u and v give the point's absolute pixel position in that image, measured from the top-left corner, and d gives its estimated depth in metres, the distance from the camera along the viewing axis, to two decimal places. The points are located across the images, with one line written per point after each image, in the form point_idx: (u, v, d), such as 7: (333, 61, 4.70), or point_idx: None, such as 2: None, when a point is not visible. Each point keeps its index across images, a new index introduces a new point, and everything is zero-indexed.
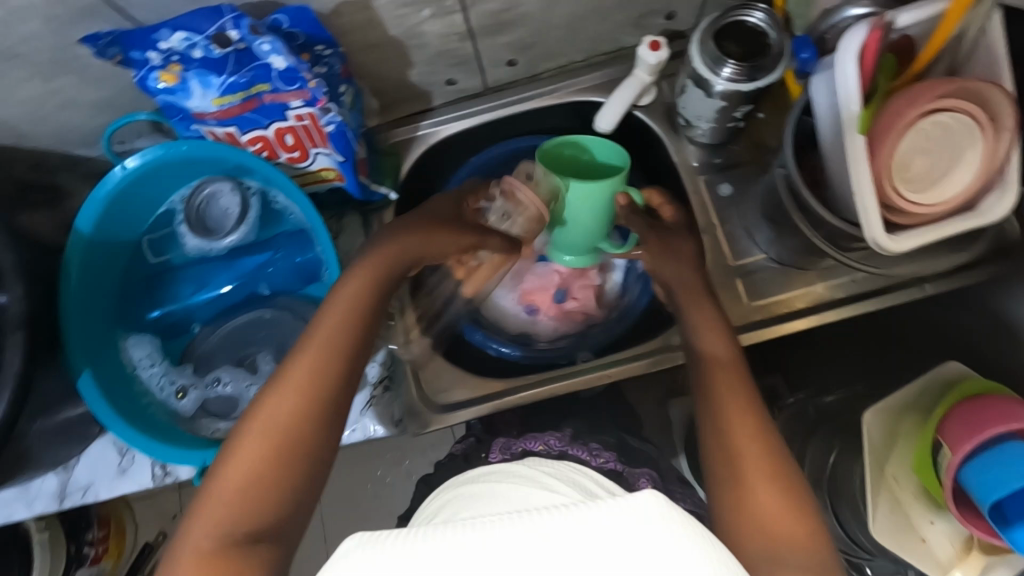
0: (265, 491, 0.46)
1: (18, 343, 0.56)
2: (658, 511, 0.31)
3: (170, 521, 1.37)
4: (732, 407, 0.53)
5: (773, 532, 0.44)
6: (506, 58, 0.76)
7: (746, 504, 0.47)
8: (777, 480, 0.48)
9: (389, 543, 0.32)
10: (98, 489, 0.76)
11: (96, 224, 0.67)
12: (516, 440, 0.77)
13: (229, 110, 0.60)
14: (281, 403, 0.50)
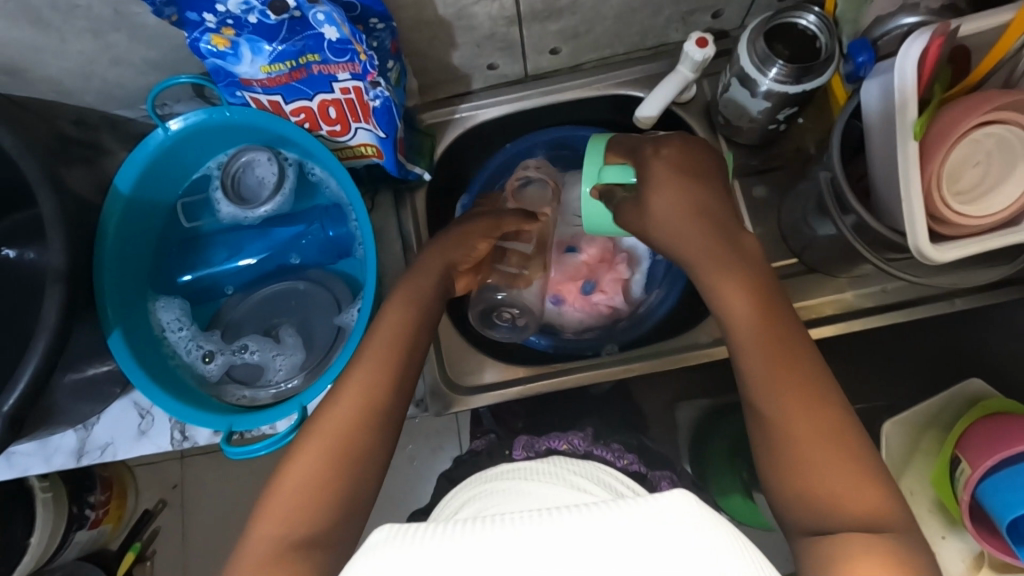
0: (323, 500, 0.48)
1: (57, 296, 0.56)
2: (683, 508, 0.32)
3: (171, 490, 1.34)
4: (768, 371, 0.51)
5: (833, 500, 0.45)
6: (550, 46, 0.76)
7: (798, 482, 0.46)
8: (832, 447, 0.47)
9: (417, 537, 0.33)
10: (117, 449, 0.76)
11: (135, 184, 0.67)
12: (538, 437, 0.77)
13: (276, 78, 0.60)
14: (335, 417, 0.52)
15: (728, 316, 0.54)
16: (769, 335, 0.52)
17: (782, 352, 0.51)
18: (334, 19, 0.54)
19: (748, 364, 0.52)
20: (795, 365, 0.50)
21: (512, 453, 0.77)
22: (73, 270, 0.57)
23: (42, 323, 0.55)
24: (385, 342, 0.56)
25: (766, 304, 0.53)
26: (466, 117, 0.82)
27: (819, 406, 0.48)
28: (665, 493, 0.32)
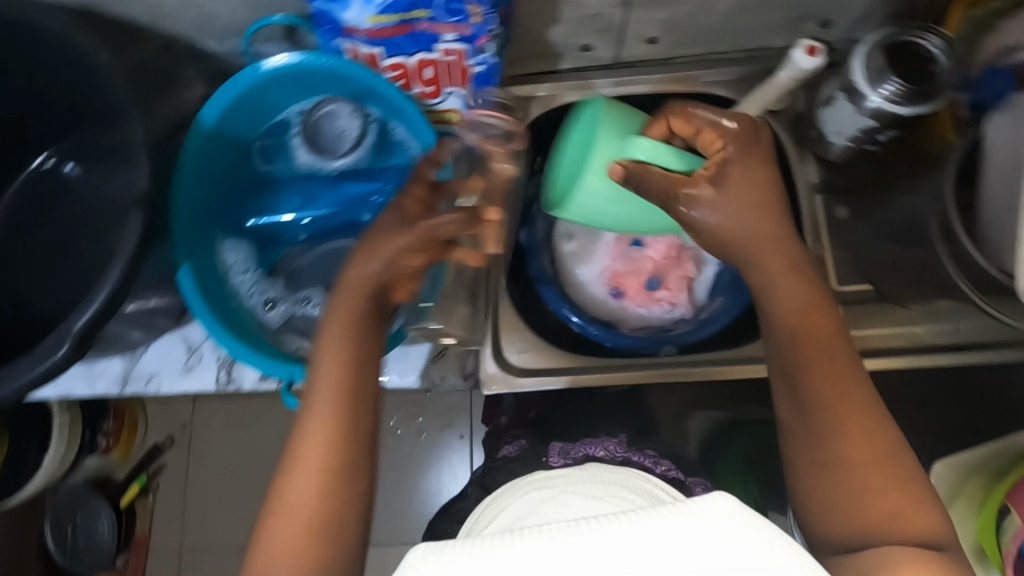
0: (315, 537, 0.51)
1: (138, 220, 0.55)
2: (726, 510, 0.33)
3: (182, 428, 1.35)
4: (813, 361, 0.53)
5: (874, 523, 0.48)
6: (648, 34, 0.74)
7: (839, 483, 0.50)
8: (872, 450, 0.50)
9: (457, 553, 0.34)
10: (161, 381, 0.76)
11: (219, 118, 0.66)
12: (573, 445, 0.80)
13: (381, 30, 0.58)
14: (310, 435, 0.53)
15: (784, 299, 0.54)
16: (811, 328, 0.53)
17: (835, 339, 0.53)
18: None
19: (799, 353, 0.53)
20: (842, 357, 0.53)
21: (548, 458, 0.79)
22: (156, 196, 0.57)
23: (121, 247, 0.55)
24: (331, 359, 0.54)
25: (808, 290, 0.54)
26: (550, 96, 0.79)
27: (863, 392, 0.52)
28: (709, 496, 0.34)
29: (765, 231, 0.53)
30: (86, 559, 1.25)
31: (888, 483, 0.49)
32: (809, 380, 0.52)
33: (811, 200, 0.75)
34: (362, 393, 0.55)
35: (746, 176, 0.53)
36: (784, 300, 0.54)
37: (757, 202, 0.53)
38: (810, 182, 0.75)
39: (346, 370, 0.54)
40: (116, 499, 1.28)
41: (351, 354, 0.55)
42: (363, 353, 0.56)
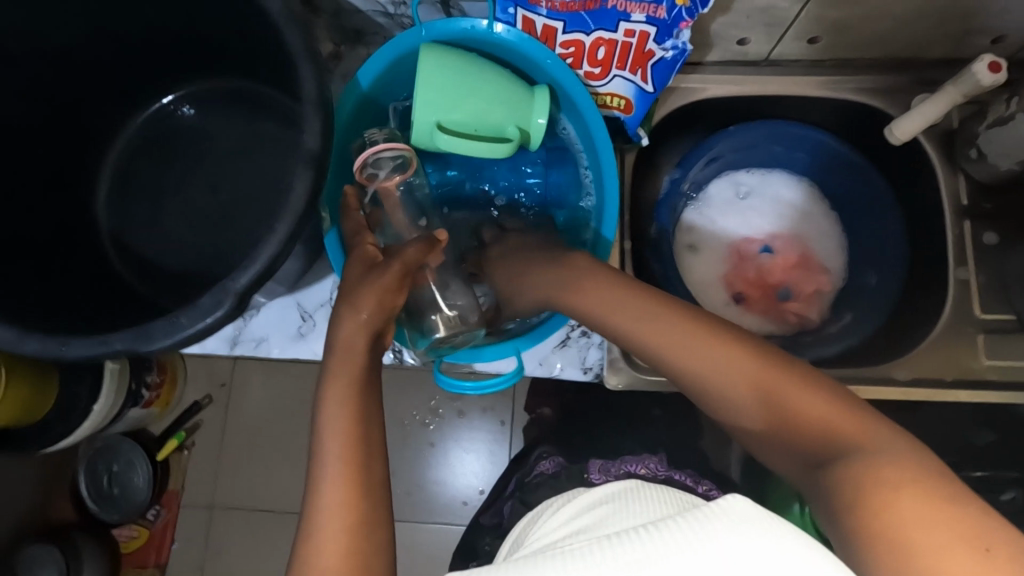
0: (367, 531, 0.47)
1: (307, 181, 0.52)
2: (753, 515, 0.31)
3: (219, 387, 1.32)
4: (796, 413, 0.45)
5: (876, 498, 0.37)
6: (812, 34, 0.69)
7: (869, 525, 0.36)
8: (896, 475, 0.37)
9: None
10: (271, 346, 0.74)
11: (373, 81, 0.64)
12: (615, 462, 0.79)
13: (569, 2, 0.56)
14: (327, 497, 0.48)
15: (734, 383, 0.48)
16: (759, 373, 0.47)
17: (812, 397, 0.45)
18: None
19: (775, 403, 0.46)
20: (780, 377, 0.46)
21: (589, 475, 0.78)
22: (324, 156, 0.53)
23: (287, 205, 0.52)
24: (342, 394, 0.52)
25: (774, 362, 0.48)
26: (693, 89, 0.75)
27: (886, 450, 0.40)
28: (727, 499, 0.32)
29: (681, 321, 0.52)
30: (122, 506, 1.20)
31: (950, 521, 0.34)
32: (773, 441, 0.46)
33: (959, 225, 0.71)
34: (369, 426, 0.52)
35: (599, 283, 0.57)
36: (765, 390, 0.47)
37: (680, 335, 0.51)
38: (960, 204, 0.71)
39: (356, 416, 0.51)
40: (152, 451, 1.22)
41: (357, 398, 0.52)
42: (371, 395, 0.53)
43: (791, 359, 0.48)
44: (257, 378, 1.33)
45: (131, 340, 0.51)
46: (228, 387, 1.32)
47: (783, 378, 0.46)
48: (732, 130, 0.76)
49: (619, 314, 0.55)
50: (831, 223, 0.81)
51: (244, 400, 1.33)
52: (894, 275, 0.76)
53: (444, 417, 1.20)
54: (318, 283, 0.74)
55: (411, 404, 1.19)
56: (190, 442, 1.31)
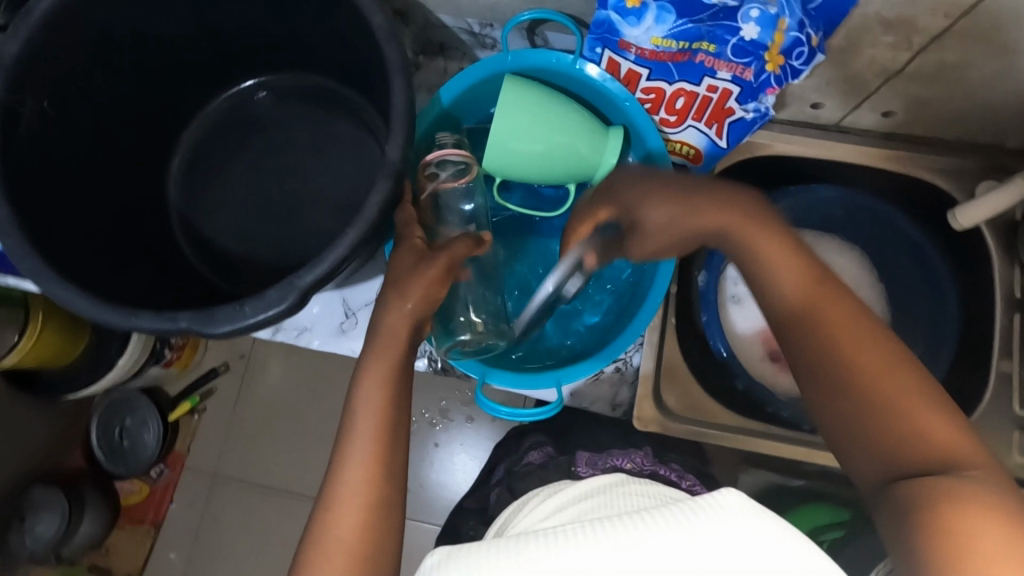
0: (377, 514, 0.51)
1: (384, 191, 0.54)
2: (733, 507, 0.33)
3: (239, 358, 1.30)
4: (897, 412, 0.43)
5: (951, 510, 0.37)
6: (888, 107, 0.69)
7: (947, 541, 0.36)
8: (976, 509, 0.37)
9: (468, 555, 0.35)
10: (312, 337, 0.76)
11: (454, 98, 0.66)
12: (602, 456, 0.73)
13: (658, 52, 0.57)
14: (350, 474, 0.51)
15: (850, 351, 0.46)
16: (870, 356, 0.45)
17: (919, 403, 0.43)
18: (772, 20, 0.50)
19: (870, 394, 0.44)
20: (886, 371, 0.44)
21: (576, 467, 0.71)
22: (403, 169, 0.55)
23: (362, 212, 0.54)
24: (377, 382, 0.54)
25: (893, 354, 0.45)
26: (760, 144, 0.76)
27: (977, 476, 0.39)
28: (717, 492, 0.34)
29: (810, 289, 0.49)
30: (128, 461, 1.20)
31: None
32: (858, 421, 0.44)
33: (1010, 318, 0.70)
34: (398, 421, 0.54)
35: (744, 223, 0.52)
36: (871, 377, 0.44)
37: (819, 295, 0.49)
38: (1014, 297, 0.70)
39: (386, 410, 0.53)
40: (165, 411, 1.23)
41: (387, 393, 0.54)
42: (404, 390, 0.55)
43: (904, 353, 0.45)
44: (276, 357, 1.30)
45: (196, 320, 0.53)
46: (247, 357, 1.30)
47: (893, 369, 0.44)
48: (792, 189, 0.79)
49: (772, 271, 0.51)
50: (878, 292, 0.79)
51: (262, 375, 1.30)
52: (938, 358, 0.75)
53: (452, 421, 1.14)
54: (366, 282, 0.76)
55: (423, 403, 1.15)
56: (201, 407, 1.30)
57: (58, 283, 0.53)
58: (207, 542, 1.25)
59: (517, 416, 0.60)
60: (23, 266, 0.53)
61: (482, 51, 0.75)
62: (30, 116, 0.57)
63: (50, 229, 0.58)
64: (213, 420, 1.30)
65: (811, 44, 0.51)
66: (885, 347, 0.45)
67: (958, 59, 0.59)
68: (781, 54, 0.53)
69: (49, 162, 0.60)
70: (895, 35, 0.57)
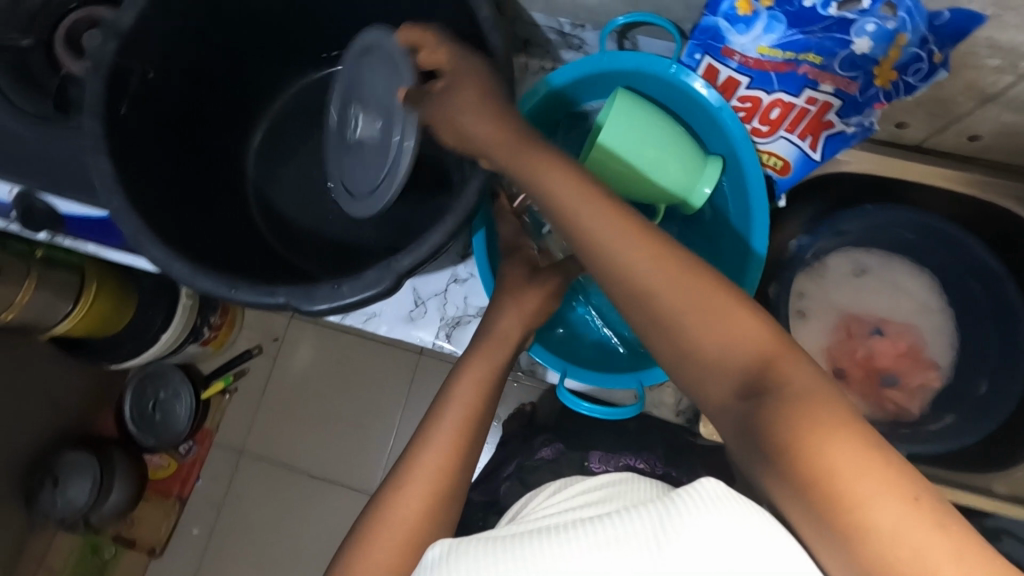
0: (443, 505, 0.53)
1: (483, 181, 0.55)
2: (716, 495, 0.36)
3: (272, 340, 1.32)
4: (822, 432, 0.39)
5: (833, 465, 0.37)
6: (974, 131, 0.69)
7: (828, 501, 0.37)
8: (828, 419, 0.39)
9: (468, 551, 0.39)
10: (379, 323, 0.77)
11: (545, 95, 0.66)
12: (615, 455, 0.77)
13: (762, 62, 0.57)
14: (426, 459, 0.54)
15: (671, 295, 0.46)
16: (729, 313, 0.45)
17: (833, 430, 0.38)
18: (888, 35, 0.50)
19: (753, 373, 0.43)
20: (808, 405, 0.40)
21: (588, 463, 0.76)
22: None
23: (459, 200, 0.54)
24: (473, 377, 0.58)
25: (687, 258, 0.47)
26: (838, 161, 0.76)
27: (863, 440, 0.38)
28: (698, 482, 0.37)
29: (676, 268, 0.46)
30: (159, 434, 1.21)
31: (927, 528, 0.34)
32: (779, 439, 0.40)
33: None
34: (476, 423, 0.57)
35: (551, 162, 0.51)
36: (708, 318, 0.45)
37: (628, 222, 0.48)
38: None
39: (468, 412, 0.57)
40: (199, 389, 1.25)
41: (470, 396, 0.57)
42: (487, 395, 0.58)
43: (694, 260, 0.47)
44: (310, 339, 1.32)
45: (294, 295, 0.53)
46: (281, 340, 1.31)
47: (795, 390, 0.41)
48: (866, 208, 0.78)
49: (547, 180, 0.51)
50: (945, 318, 0.79)
51: (292, 357, 1.32)
52: (1001, 387, 0.75)
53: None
54: (435, 273, 0.76)
55: None
56: (233, 387, 1.32)
57: (156, 247, 0.54)
58: (230, 517, 1.27)
59: (606, 414, 0.61)
60: (123, 229, 0.54)
61: (566, 51, 0.77)
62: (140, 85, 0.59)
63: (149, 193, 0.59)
64: (245, 399, 1.31)
65: (932, 61, 0.50)
66: (753, 326, 0.45)
67: None
68: (893, 70, 0.53)
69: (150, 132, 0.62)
70: (1001, 60, 0.57)
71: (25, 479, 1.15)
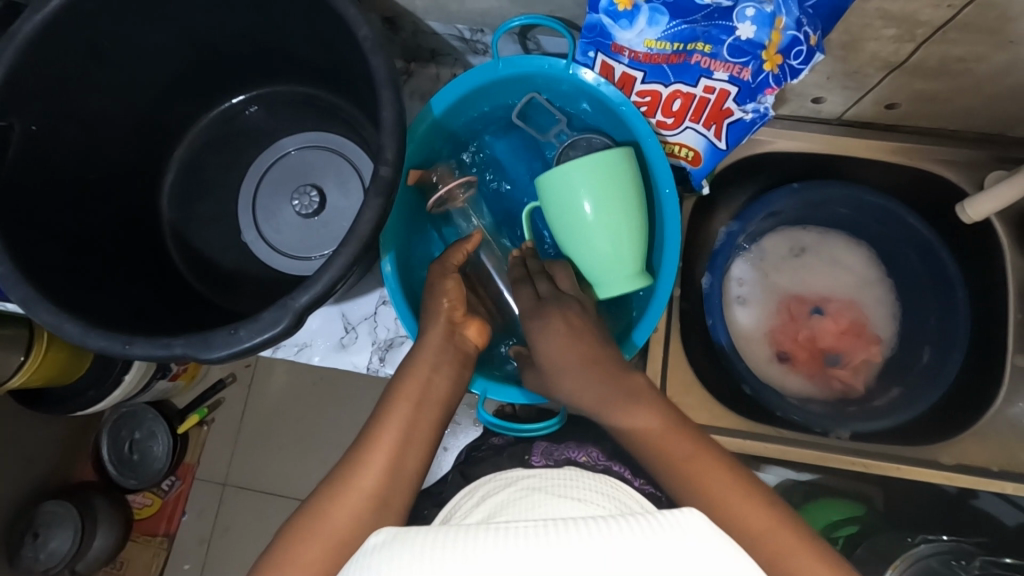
0: (409, 448, 0.55)
1: (375, 209, 0.52)
2: (684, 521, 0.34)
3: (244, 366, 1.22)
4: (728, 497, 0.46)
5: (756, 538, 0.44)
6: (892, 101, 0.67)
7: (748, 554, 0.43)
8: (755, 511, 0.45)
9: (413, 539, 0.35)
10: (313, 353, 0.75)
11: (445, 108, 0.66)
12: (559, 447, 0.74)
13: (653, 55, 0.56)
14: (394, 412, 0.56)
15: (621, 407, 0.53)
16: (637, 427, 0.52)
17: (752, 509, 0.45)
18: (768, 18, 0.49)
19: (689, 482, 0.48)
20: (726, 475, 0.47)
21: (531, 457, 0.72)
22: (395, 184, 0.53)
23: (352, 232, 0.52)
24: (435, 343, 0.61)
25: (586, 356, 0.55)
26: (761, 141, 0.74)
27: (768, 509, 0.45)
28: (680, 511, 0.35)
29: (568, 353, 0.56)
30: (138, 475, 1.13)
31: (820, 562, 0.42)
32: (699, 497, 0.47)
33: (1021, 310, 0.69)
34: (431, 410, 0.57)
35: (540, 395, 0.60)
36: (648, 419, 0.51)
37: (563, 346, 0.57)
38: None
39: (415, 413, 0.56)
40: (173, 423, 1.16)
41: (426, 385, 0.58)
42: (432, 395, 0.58)
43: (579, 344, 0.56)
44: (282, 363, 1.22)
45: (191, 346, 0.52)
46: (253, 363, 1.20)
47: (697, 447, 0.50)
48: (795, 186, 0.76)
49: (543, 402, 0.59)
50: (885, 290, 0.80)
51: (268, 382, 1.22)
52: (949, 357, 0.74)
53: (459, 423, 0.93)
54: (364, 296, 0.75)
55: None
56: (210, 418, 1.22)
57: (48, 310, 0.52)
58: (218, 556, 1.18)
59: (514, 430, 0.65)
60: (13, 295, 0.51)
61: (473, 57, 0.75)
62: (17, 144, 0.57)
63: (39, 254, 0.57)
64: (223, 429, 1.22)
65: (810, 43, 0.50)
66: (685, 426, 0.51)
67: (966, 51, 0.56)
68: (779, 54, 0.51)
69: (39, 192, 0.60)
70: (899, 27, 0.54)
71: (9, 531, 1.09)
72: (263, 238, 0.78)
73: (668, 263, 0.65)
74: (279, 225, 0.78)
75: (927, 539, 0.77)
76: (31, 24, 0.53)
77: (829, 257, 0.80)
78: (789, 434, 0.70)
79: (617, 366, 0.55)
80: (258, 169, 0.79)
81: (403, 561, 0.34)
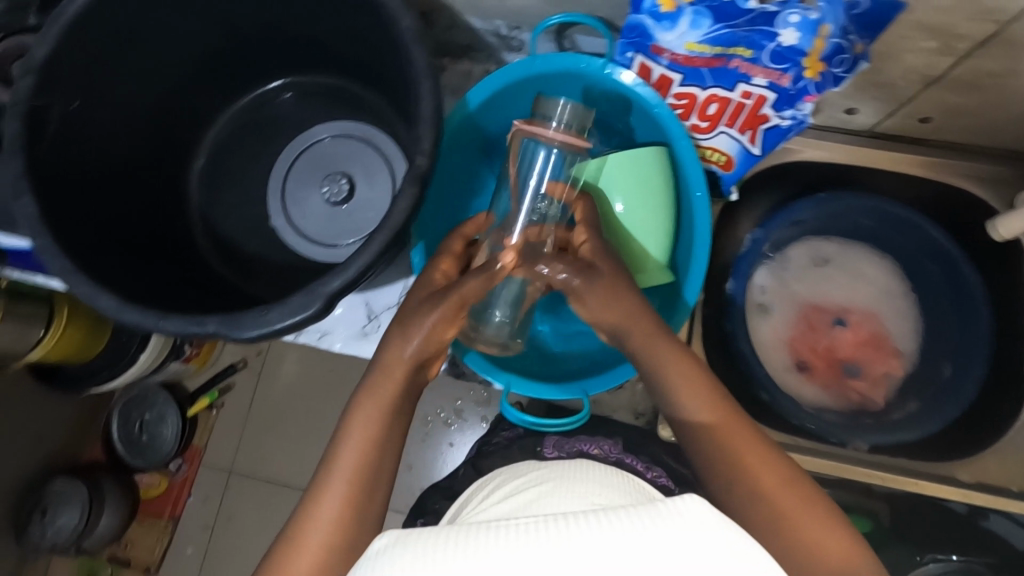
0: (370, 481, 0.51)
1: (409, 198, 0.52)
2: (694, 516, 0.34)
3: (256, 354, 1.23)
4: (769, 479, 0.47)
5: (782, 511, 0.45)
6: (925, 115, 0.67)
7: (776, 524, 0.44)
8: (786, 489, 0.47)
9: (419, 539, 0.35)
10: (333, 340, 0.76)
11: (480, 102, 0.66)
12: (570, 440, 0.74)
13: (692, 58, 0.56)
14: (348, 445, 0.51)
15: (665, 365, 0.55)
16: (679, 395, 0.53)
17: (782, 486, 0.47)
18: (812, 26, 0.49)
19: (727, 453, 0.50)
20: (759, 450, 0.49)
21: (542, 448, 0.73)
22: (429, 175, 0.53)
23: (386, 219, 0.52)
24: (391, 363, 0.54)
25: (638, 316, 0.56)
26: (790, 150, 0.75)
27: (800, 488, 0.47)
28: (683, 500, 0.34)
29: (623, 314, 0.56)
30: (147, 456, 1.14)
31: (847, 540, 0.43)
32: (732, 471, 0.49)
33: None
34: (391, 436, 0.53)
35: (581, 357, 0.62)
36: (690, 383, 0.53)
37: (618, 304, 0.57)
38: None
39: (371, 443, 0.52)
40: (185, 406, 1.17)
41: (391, 399, 0.54)
42: (390, 420, 0.53)
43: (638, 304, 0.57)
44: (294, 352, 1.23)
45: (221, 325, 0.52)
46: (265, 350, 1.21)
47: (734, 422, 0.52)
48: (819, 195, 0.77)
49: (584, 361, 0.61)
50: (908, 302, 0.78)
51: (279, 370, 1.23)
52: (969, 374, 0.73)
53: (468, 420, 0.93)
54: (387, 286, 0.76)
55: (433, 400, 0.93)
56: (219, 403, 1.23)
57: (81, 284, 0.52)
58: (221, 542, 1.18)
59: (540, 426, 0.65)
60: (48, 267, 0.52)
61: (507, 54, 0.75)
62: (59, 121, 0.58)
63: (74, 229, 0.58)
64: (232, 415, 1.23)
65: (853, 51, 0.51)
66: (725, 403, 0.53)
67: (1005, 67, 0.56)
68: (821, 61, 0.51)
69: (76, 168, 0.61)
70: (939, 40, 0.54)
71: (19, 506, 1.10)
72: (290, 223, 0.78)
73: (696, 268, 0.65)
74: (307, 211, 0.78)
75: (937, 558, 0.80)
76: (77, 4, 0.54)
77: (853, 269, 0.80)
78: (807, 443, 0.70)
79: (660, 342, 0.56)
80: (288, 155, 0.80)
81: (409, 561, 0.34)
